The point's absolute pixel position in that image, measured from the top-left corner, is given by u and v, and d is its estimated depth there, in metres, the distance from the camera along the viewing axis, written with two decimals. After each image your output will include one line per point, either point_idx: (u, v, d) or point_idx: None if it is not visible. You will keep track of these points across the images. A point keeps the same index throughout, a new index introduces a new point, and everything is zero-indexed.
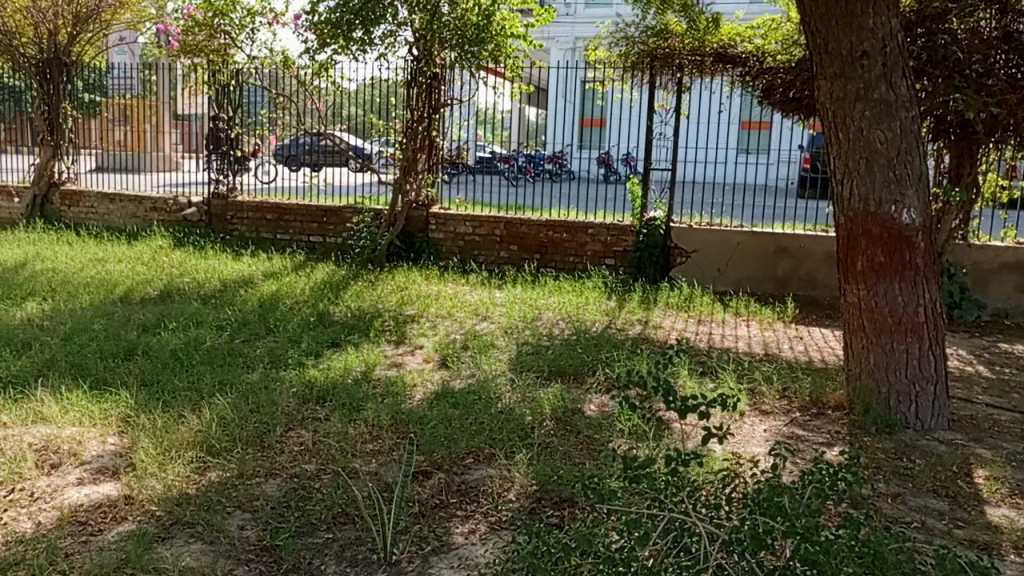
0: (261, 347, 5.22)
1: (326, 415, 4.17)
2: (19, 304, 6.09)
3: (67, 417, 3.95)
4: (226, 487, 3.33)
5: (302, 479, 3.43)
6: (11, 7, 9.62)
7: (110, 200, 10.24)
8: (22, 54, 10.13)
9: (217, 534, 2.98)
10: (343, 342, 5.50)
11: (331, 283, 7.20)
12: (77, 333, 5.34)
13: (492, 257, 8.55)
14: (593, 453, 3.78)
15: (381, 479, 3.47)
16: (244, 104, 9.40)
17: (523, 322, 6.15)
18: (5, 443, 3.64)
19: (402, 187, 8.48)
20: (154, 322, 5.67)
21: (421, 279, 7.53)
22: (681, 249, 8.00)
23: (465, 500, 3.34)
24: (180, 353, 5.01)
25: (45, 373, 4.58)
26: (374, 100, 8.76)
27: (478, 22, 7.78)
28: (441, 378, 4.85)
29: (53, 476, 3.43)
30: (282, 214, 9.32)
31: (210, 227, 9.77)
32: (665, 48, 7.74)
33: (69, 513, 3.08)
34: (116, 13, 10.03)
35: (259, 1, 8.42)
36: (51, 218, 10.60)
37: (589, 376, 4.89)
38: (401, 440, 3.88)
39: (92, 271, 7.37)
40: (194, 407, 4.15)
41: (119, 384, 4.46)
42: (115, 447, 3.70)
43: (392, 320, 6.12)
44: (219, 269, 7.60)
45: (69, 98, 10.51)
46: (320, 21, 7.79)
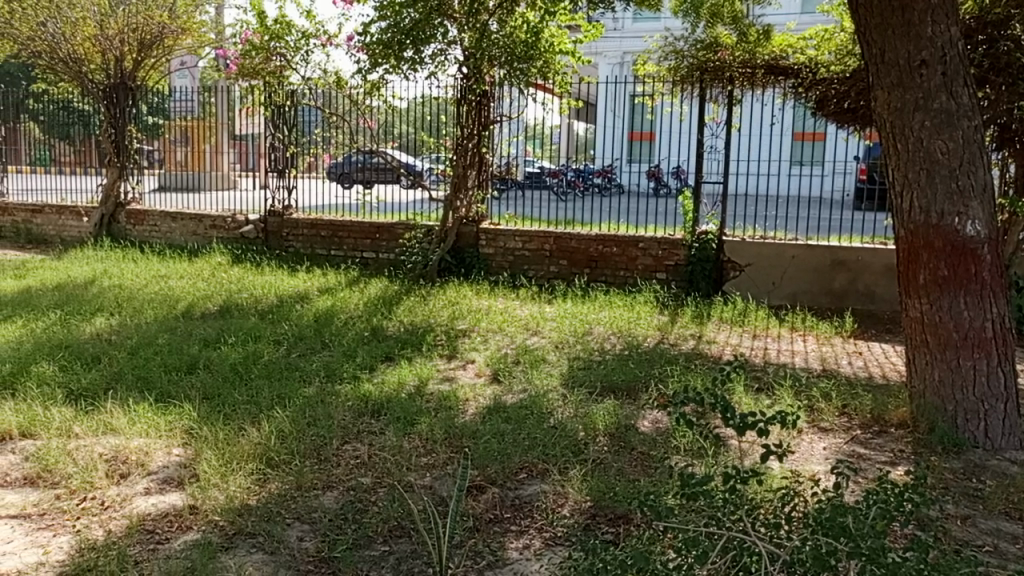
0: (317, 361, 5.33)
1: (381, 429, 4.23)
2: (87, 320, 6.33)
3: (135, 429, 4.07)
4: (286, 498, 3.40)
5: (359, 492, 3.49)
6: (81, 36, 10.16)
7: (171, 218, 10.59)
8: (90, 80, 10.60)
9: (277, 545, 3.04)
10: (397, 356, 5.58)
11: (384, 298, 7.31)
12: (142, 347, 5.54)
13: (541, 271, 8.57)
14: (647, 470, 3.76)
15: (436, 493, 3.50)
16: (298, 124, 9.63)
17: (574, 337, 6.14)
18: (78, 453, 3.78)
19: (453, 204, 8.59)
20: (214, 337, 5.83)
21: (472, 294, 7.59)
22: (734, 263, 7.88)
23: (519, 515, 3.34)
24: (239, 367, 5.14)
25: (113, 386, 4.74)
26: (426, 118, 8.90)
27: (526, 39, 7.80)
28: (493, 393, 4.86)
29: (122, 485, 3.54)
30: (336, 231, 9.51)
31: (265, 244, 10.01)
32: (715, 60, 7.67)
33: (137, 521, 3.17)
34: (178, 39, 10.62)
35: (313, 23, 8.65)
36: (117, 236, 10.99)
37: (643, 392, 4.85)
38: (455, 454, 3.91)
39: (155, 287, 7.62)
40: (253, 420, 4.25)
41: (181, 397, 4.60)
42: (179, 459, 3.82)
43: (443, 335, 6.18)
44: (276, 285, 7.78)
45: (133, 121, 10.94)
46: (372, 41, 7.90)
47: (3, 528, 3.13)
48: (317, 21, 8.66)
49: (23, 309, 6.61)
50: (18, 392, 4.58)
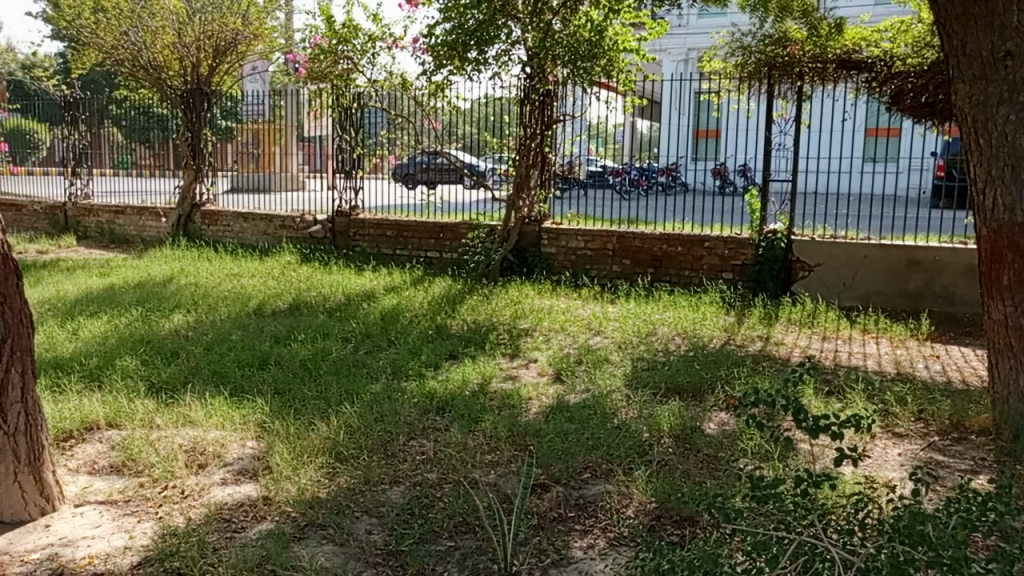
0: (383, 358, 5.43)
1: (446, 426, 4.28)
2: (166, 316, 6.60)
3: (211, 421, 4.23)
4: (354, 492, 3.47)
5: (425, 487, 3.54)
6: (160, 44, 10.65)
7: (244, 219, 10.95)
8: (169, 86, 11.07)
9: (346, 537, 3.11)
10: (461, 354, 5.64)
11: (447, 296, 7.39)
12: (217, 343, 5.74)
13: (604, 271, 8.52)
14: (713, 472, 3.71)
15: (500, 490, 3.53)
16: (364, 126, 9.83)
17: (638, 337, 6.09)
18: (160, 443, 3.95)
19: (515, 203, 8.59)
20: (285, 334, 6.01)
21: (534, 293, 7.61)
22: (803, 263, 7.69)
23: (583, 514, 3.34)
24: (308, 363, 5.29)
25: (191, 379, 4.94)
26: (488, 118, 8.93)
27: (590, 38, 7.76)
28: (556, 392, 4.87)
29: (200, 475, 3.68)
30: (401, 230, 9.66)
31: (333, 243, 10.24)
32: (784, 56, 7.47)
33: (215, 510, 3.29)
34: (250, 45, 11.01)
35: (379, 27, 8.82)
36: (193, 236, 11.40)
37: (708, 394, 4.78)
38: (519, 452, 3.94)
39: (228, 285, 7.89)
40: (322, 415, 4.37)
41: (254, 391, 4.75)
42: (253, 451, 3.95)
43: (506, 333, 6.22)
44: (343, 283, 7.96)
45: (208, 126, 11.33)
46: (437, 43, 7.98)
47: (92, 512, 3.29)
48: (384, 24, 8.81)
49: (107, 305, 6.94)
50: (104, 385, 4.81)
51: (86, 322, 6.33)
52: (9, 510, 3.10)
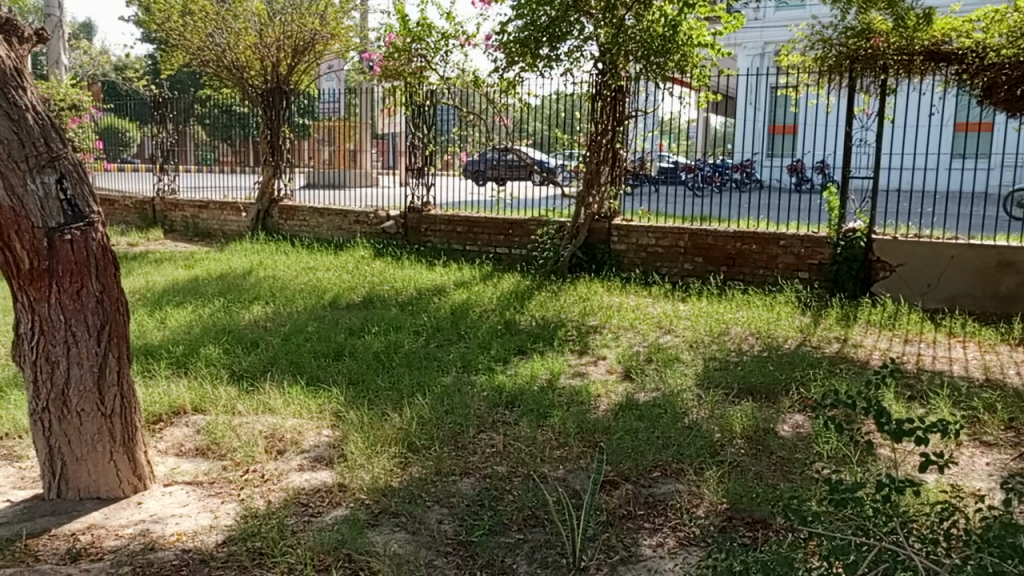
0: (453, 352, 5.51)
1: (515, 420, 4.32)
2: (246, 307, 6.85)
3: (290, 409, 4.38)
4: (426, 482, 3.54)
5: (495, 480, 3.58)
6: (242, 44, 11.03)
7: (320, 214, 11.25)
8: (250, 86, 11.48)
9: (418, 525, 3.18)
10: (530, 349, 5.67)
11: (516, 292, 7.43)
12: (294, 334, 5.93)
13: (675, 269, 8.40)
14: (788, 475, 3.63)
15: (569, 486, 3.54)
16: (436, 124, 9.97)
17: (710, 337, 5.99)
18: (241, 429, 4.12)
19: (585, 200, 8.55)
20: (358, 326, 6.16)
21: (603, 290, 7.57)
22: (884, 263, 7.41)
23: (653, 513, 3.32)
24: (381, 355, 5.40)
25: (270, 368, 5.11)
26: (559, 115, 8.92)
27: (664, 33, 7.63)
28: (625, 390, 4.85)
29: (279, 460, 3.82)
30: (472, 226, 9.76)
31: (405, 239, 10.43)
32: (867, 48, 7.17)
33: (294, 494, 3.40)
34: (327, 44, 11.29)
35: (452, 25, 8.91)
36: (271, 230, 11.78)
37: (783, 396, 4.67)
38: (588, 449, 3.94)
39: (305, 278, 8.13)
40: (395, 405, 4.47)
41: (329, 381, 4.89)
42: (328, 439, 4.07)
43: (575, 330, 6.21)
44: (414, 278, 8.09)
45: (287, 123, 11.74)
46: (509, 40, 8.01)
47: (180, 492, 3.45)
48: (457, 22, 8.90)
49: (192, 296, 7.24)
50: (189, 371, 5.03)
51: (173, 311, 6.63)
52: (105, 487, 3.27)
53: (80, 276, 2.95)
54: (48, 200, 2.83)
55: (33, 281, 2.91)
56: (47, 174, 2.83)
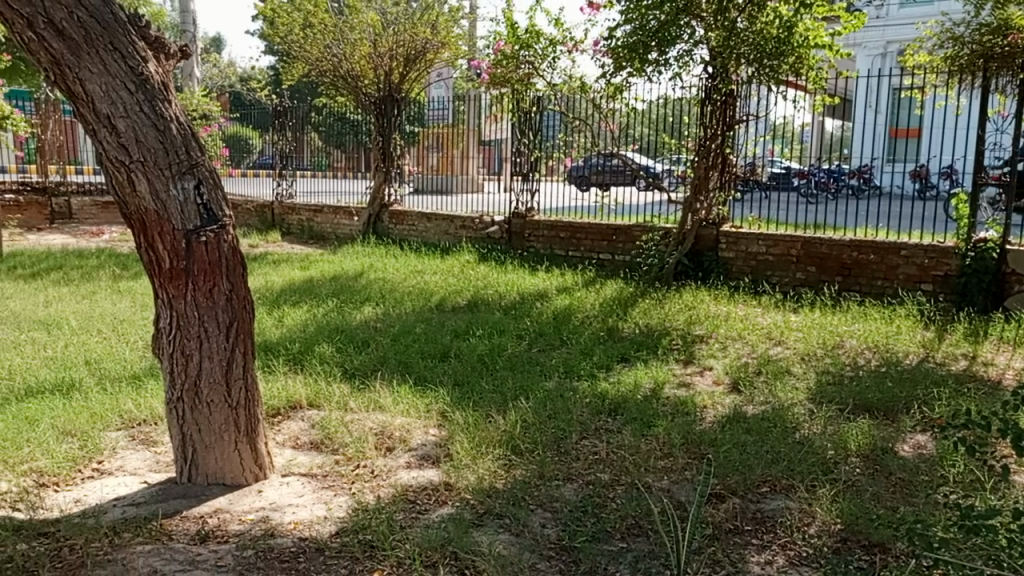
0: (556, 357, 5.53)
1: (619, 428, 4.29)
2: (358, 308, 7.13)
3: (398, 408, 4.52)
4: (529, 485, 3.57)
5: (597, 487, 3.57)
6: (358, 54, 11.45)
7: (427, 219, 11.56)
8: (365, 94, 11.91)
9: (522, 528, 3.21)
10: (633, 357, 5.62)
11: (620, 299, 7.38)
12: (402, 334, 6.12)
13: (786, 278, 8.12)
14: (908, 498, 3.45)
15: (674, 497, 3.49)
16: (541, 130, 10.05)
17: (823, 349, 5.76)
18: (353, 425, 4.29)
19: (692, 206, 8.32)
20: (464, 329, 6.28)
21: (710, 299, 7.41)
22: (1019, 276, 6.91)
23: (761, 529, 3.22)
24: (485, 358, 5.49)
25: (379, 367, 5.29)
26: (667, 119, 8.86)
27: (778, 35, 7.41)
28: (733, 402, 4.73)
29: (388, 457, 3.95)
30: (575, 232, 9.76)
31: (509, 244, 10.55)
32: (1004, 46, 6.74)
33: (402, 490, 3.51)
34: (437, 53, 11.64)
35: (560, 31, 8.96)
36: (381, 234, 12.20)
37: (903, 415, 4.44)
38: (694, 461, 3.86)
39: (413, 281, 8.38)
40: (500, 408, 4.53)
41: (436, 381, 5.02)
42: (434, 438, 4.18)
43: (679, 339, 6.11)
44: (518, 282, 8.18)
45: (398, 131, 12.05)
46: (617, 46, 8.01)
47: (297, 483, 3.63)
48: (565, 28, 8.94)
49: (308, 296, 7.60)
50: (305, 368, 5.28)
51: (290, 310, 6.97)
52: (230, 474, 3.48)
53: (213, 275, 3.16)
54: (187, 204, 3.05)
55: (172, 280, 3.14)
56: (187, 180, 3.05)
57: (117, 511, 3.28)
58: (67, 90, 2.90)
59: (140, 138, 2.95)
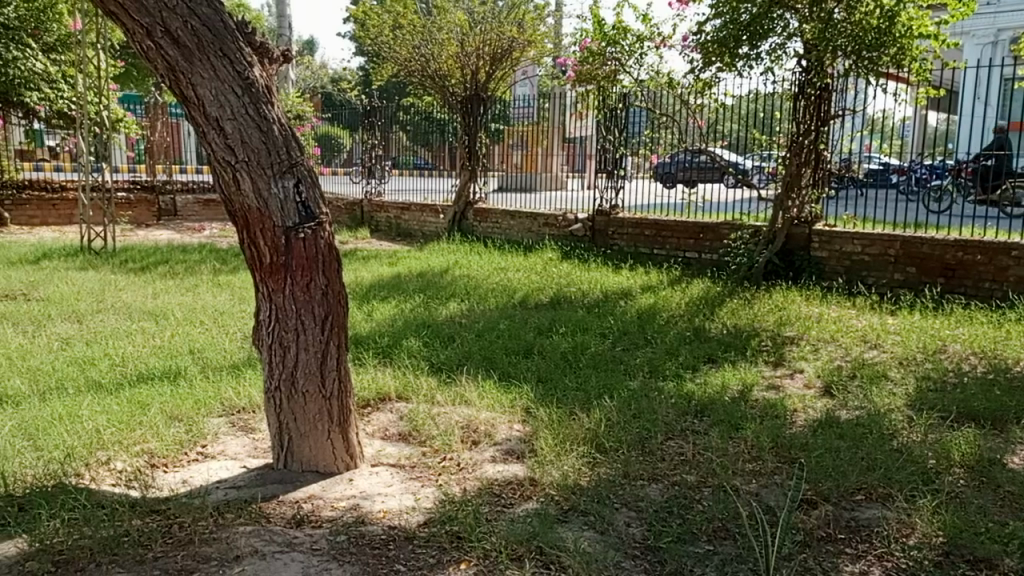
0: (640, 356, 5.48)
1: (705, 430, 4.23)
2: (444, 303, 7.26)
3: (483, 402, 4.58)
4: (614, 484, 3.56)
5: (683, 488, 3.53)
6: (446, 54, 11.63)
7: (512, 216, 11.65)
8: (452, 93, 12.07)
9: (607, 526, 3.21)
10: (720, 358, 5.51)
11: (706, 299, 7.24)
12: (487, 330, 6.19)
13: (883, 279, 7.78)
14: (1017, 513, 3.26)
15: (763, 501, 3.41)
16: (626, 126, 9.96)
17: (923, 354, 5.50)
18: (440, 418, 4.38)
19: (783, 203, 8.11)
20: (547, 326, 6.31)
21: (801, 299, 7.19)
22: None
23: (856, 538, 3.11)
24: (568, 356, 5.50)
25: (465, 362, 5.37)
26: (757, 114, 8.61)
27: (879, 25, 7.02)
28: (825, 406, 4.59)
29: (474, 451, 4.01)
30: (660, 230, 9.63)
31: (593, 241, 10.50)
32: None
33: (488, 484, 3.56)
34: (524, 51, 11.72)
35: (648, 27, 8.86)
36: (466, 231, 12.37)
37: (1011, 425, 4.20)
38: (784, 465, 3.77)
39: (497, 278, 8.46)
40: (584, 405, 4.53)
41: (520, 377, 5.06)
42: (519, 434, 4.22)
43: (769, 340, 5.95)
44: (602, 280, 8.15)
45: (484, 130, 12.15)
46: (707, 40, 7.87)
47: (385, 473, 3.73)
48: (653, 24, 8.83)
49: (396, 291, 7.79)
50: (393, 361, 5.43)
51: (379, 305, 7.17)
52: (323, 462, 3.61)
53: (309, 270, 3.28)
54: (287, 202, 3.18)
55: (272, 274, 3.27)
56: (287, 179, 3.18)
57: (220, 493, 3.46)
58: (180, 94, 3.07)
59: (246, 139, 3.10)
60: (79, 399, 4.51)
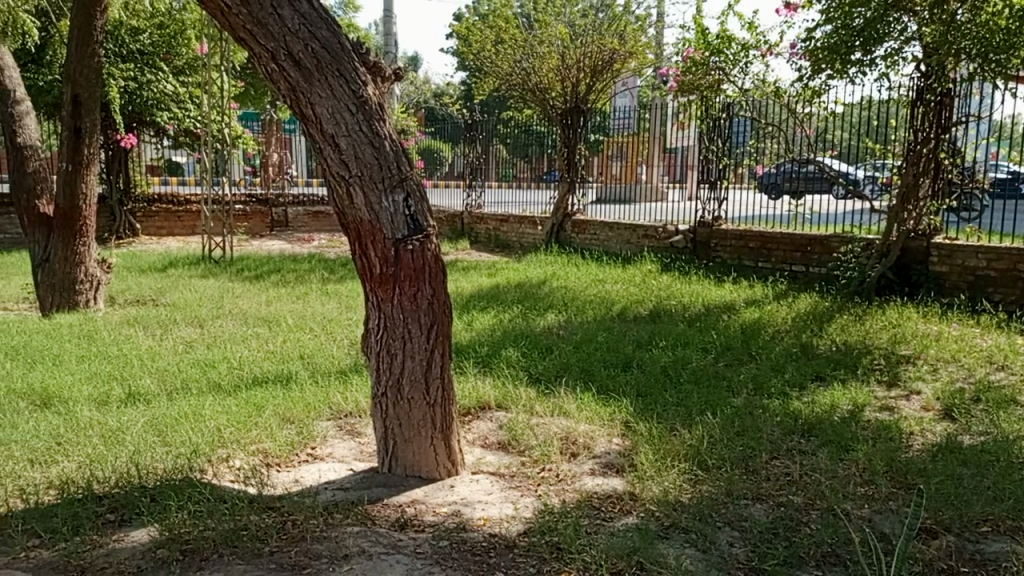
0: (744, 373, 5.33)
1: (813, 450, 4.07)
2: (542, 315, 7.30)
3: (582, 415, 4.58)
4: (717, 502, 3.49)
5: (790, 510, 3.41)
6: (547, 67, 11.79)
7: (610, 228, 11.58)
8: (552, 105, 12.17)
9: (709, 545, 3.14)
10: (829, 376, 5.30)
11: (814, 314, 6.98)
12: (585, 342, 6.18)
13: (1012, 296, 7.23)
14: None
15: (877, 527, 3.26)
16: (730, 137, 9.79)
17: None
18: (538, 429, 4.40)
19: (899, 216, 7.73)
20: (646, 339, 6.23)
21: (918, 316, 6.81)
22: None
23: (980, 572, 2.92)
24: (668, 370, 5.42)
25: (564, 374, 5.39)
26: (870, 122, 8.32)
27: (1008, 26, 6.47)
28: (945, 430, 4.33)
29: (573, 463, 4.02)
30: (765, 242, 9.36)
31: (694, 253, 10.30)
32: None
33: (587, 497, 3.55)
34: (625, 62, 11.70)
35: (754, 35, 8.65)
36: (564, 243, 12.38)
37: None
38: (900, 491, 3.58)
39: (595, 290, 8.43)
40: (686, 421, 4.45)
41: (619, 391, 5.02)
42: (618, 447, 4.19)
43: (882, 359, 5.67)
44: (703, 294, 7.99)
45: (583, 141, 12.08)
46: (816, 47, 7.63)
47: (485, 481, 3.79)
48: (759, 32, 8.62)
49: (494, 301, 7.91)
50: (492, 370, 5.50)
51: (479, 315, 7.29)
52: (426, 468, 3.70)
53: (416, 281, 3.39)
54: (396, 215, 3.29)
55: (382, 284, 3.40)
56: (397, 193, 3.29)
57: (329, 494, 3.61)
58: (300, 113, 3.24)
59: (359, 155, 3.24)
60: (201, 400, 4.80)
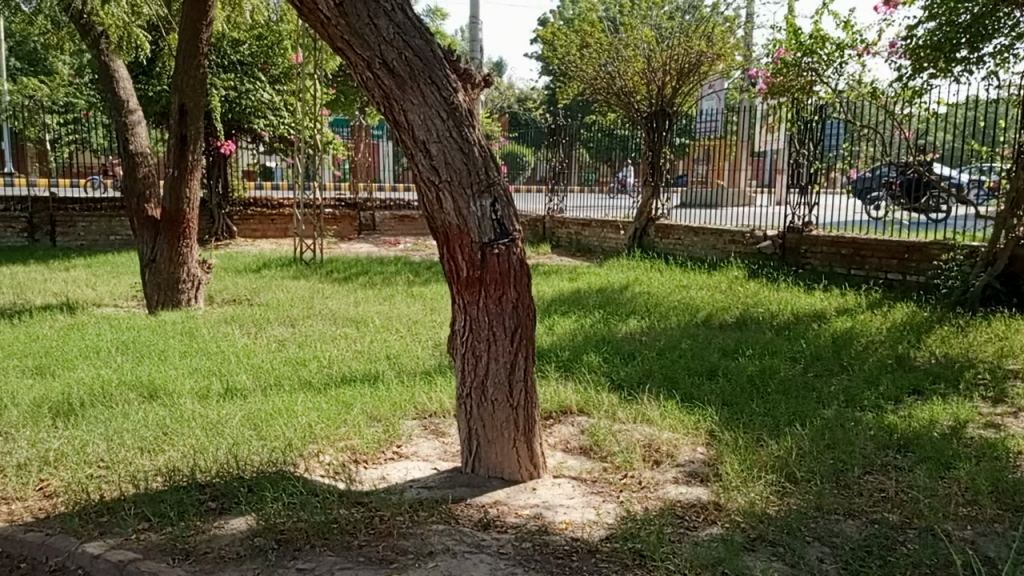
0: (836, 384, 5.15)
1: (910, 467, 3.90)
2: (624, 320, 7.25)
3: (665, 422, 4.52)
4: (806, 516, 3.38)
5: (885, 527, 3.28)
6: (632, 70, 11.80)
7: (695, 233, 11.42)
8: (637, 109, 12.10)
9: (798, 559, 3.05)
10: (928, 390, 5.05)
11: (911, 324, 6.67)
12: (669, 349, 6.11)
13: None
14: None
15: (981, 550, 3.10)
16: (821, 140, 9.48)
17: None
18: (621, 435, 4.38)
19: (1007, 221, 7.26)
20: (732, 347, 6.10)
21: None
22: None
23: None
24: (755, 380, 5.29)
25: (646, 380, 5.33)
26: (975, 123, 7.87)
27: None
28: None
29: (656, 470, 3.97)
30: (859, 249, 9.01)
31: (783, 260, 10.00)
32: None
33: (670, 505, 3.51)
34: (713, 65, 11.54)
35: (849, 34, 8.36)
36: (646, 248, 12.24)
37: None
38: (1006, 514, 3.39)
39: (679, 296, 8.31)
40: (773, 432, 4.33)
41: (703, 400, 4.94)
42: (702, 457, 4.12)
43: (987, 373, 5.37)
44: (792, 301, 7.76)
45: (668, 145, 11.85)
46: (917, 45, 7.36)
47: (567, 485, 3.80)
48: (855, 31, 8.33)
49: (576, 306, 7.90)
50: (574, 375, 5.50)
51: (561, 319, 7.31)
52: (508, 469, 3.74)
53: (502, 284, 3.44)
54: (483, 220, 3.35)
55: (468, 287, 3.46)
56: (485, 198, 3.35)
57: (414, 491, 3.69)
58: (392, 120, 3.34)
59: (449, 160, 3.31)
60: (294, 396, 4.99)
